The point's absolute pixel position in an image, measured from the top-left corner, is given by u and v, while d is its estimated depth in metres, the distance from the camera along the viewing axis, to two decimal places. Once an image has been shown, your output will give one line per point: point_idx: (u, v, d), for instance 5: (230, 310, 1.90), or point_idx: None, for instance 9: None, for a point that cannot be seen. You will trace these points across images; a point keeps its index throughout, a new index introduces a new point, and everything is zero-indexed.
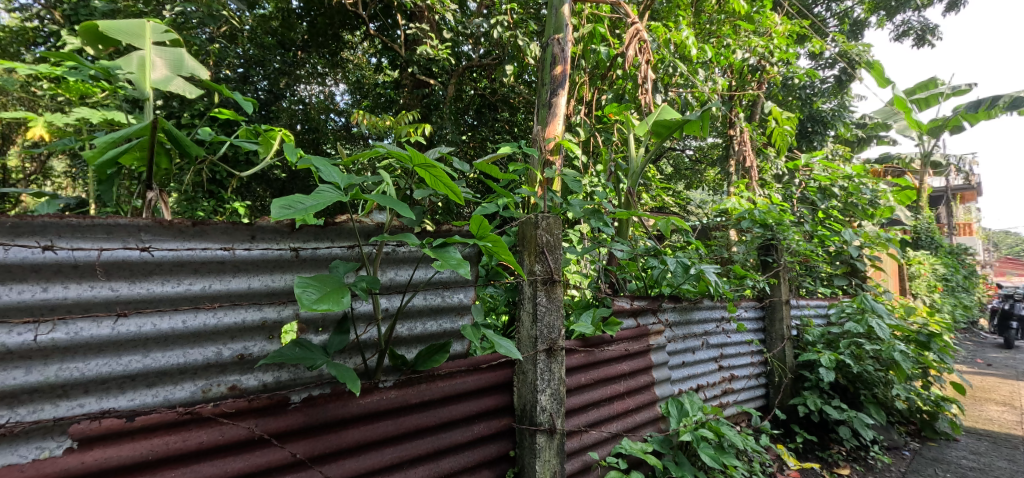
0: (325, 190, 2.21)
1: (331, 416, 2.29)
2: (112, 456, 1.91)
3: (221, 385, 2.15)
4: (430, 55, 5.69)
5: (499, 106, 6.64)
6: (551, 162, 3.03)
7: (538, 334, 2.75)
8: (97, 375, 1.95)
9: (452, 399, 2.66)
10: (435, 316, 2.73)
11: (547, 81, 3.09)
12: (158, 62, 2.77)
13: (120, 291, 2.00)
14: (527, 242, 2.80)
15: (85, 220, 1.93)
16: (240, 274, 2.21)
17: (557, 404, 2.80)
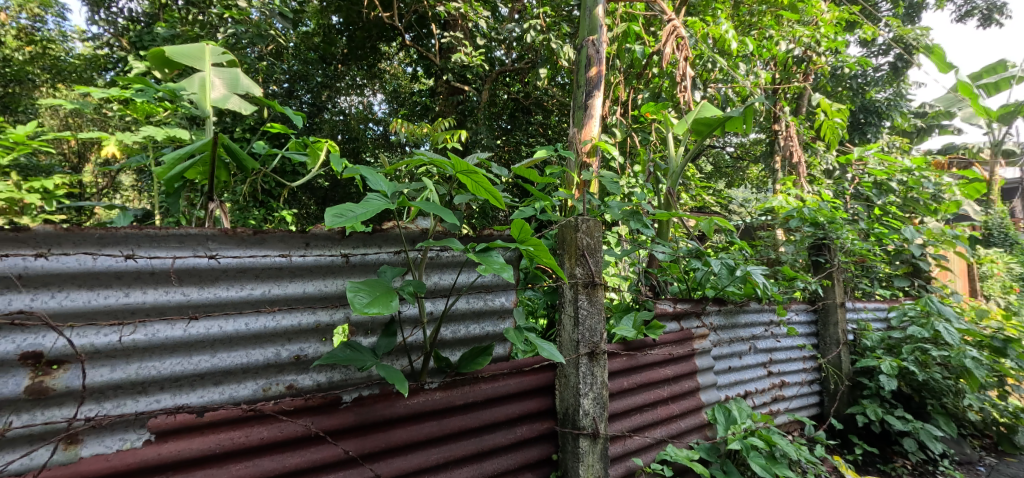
0: (373, 198, 2.23)
1: (380, 416, 2.36)
2: (184, 448, 2.05)
3: (279, 384, 2.26)
4: (464, 62, 5.69)
5: (533, 110, 6.58)
6: (588, 165, 2.98)
7: (580, 338, 2.69)
8: (171, 373, 2.09)
9: (495, 401, 2.65)
10: (478, 320, 2.71)
11: (581, 83, 3.03)
12: (217, 81, 2.89)
13: (191, 296, 2.14)
14: (567, 246, 2.75)
15: (161, 231, 2.07)
16: (295, 279, 2.31)
17: (600, 408, 2.73)
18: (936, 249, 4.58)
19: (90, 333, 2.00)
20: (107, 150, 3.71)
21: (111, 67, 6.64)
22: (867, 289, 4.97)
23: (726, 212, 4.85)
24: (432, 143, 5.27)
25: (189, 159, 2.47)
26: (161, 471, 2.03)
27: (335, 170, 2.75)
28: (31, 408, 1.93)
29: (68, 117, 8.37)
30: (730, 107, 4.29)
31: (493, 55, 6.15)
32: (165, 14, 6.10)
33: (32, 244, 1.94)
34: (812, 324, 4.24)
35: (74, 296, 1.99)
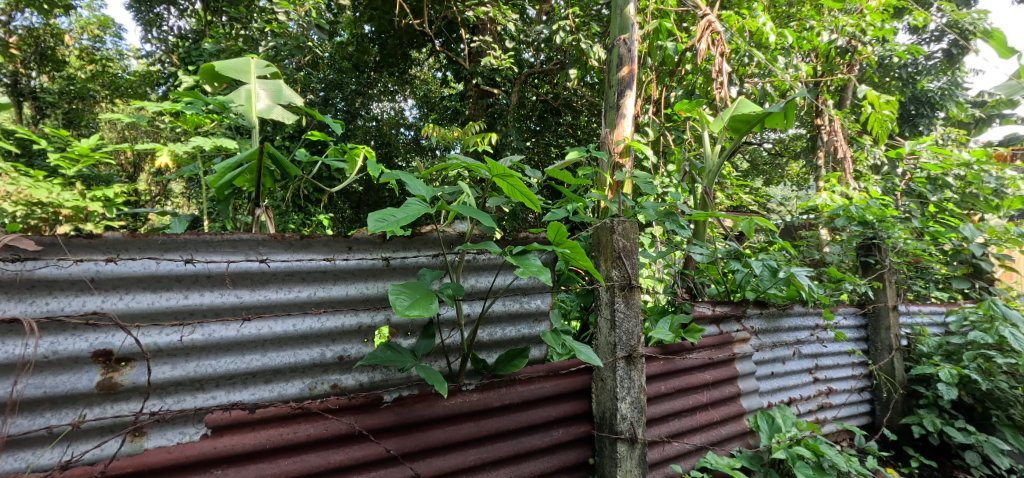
0: (413, 202, 2.24)
1: (419, 416, 2.38)
2: (238, 443, 2.12)
3: (324, 384, 2.32)
4: (494, 66, 5.67)
5: (563, 110, 6.49)
6: (621, 165, 2.91)
7: (617, 341, 2.62)
8: (226, 371, 2.18)
9: (532, 404, 2.61)
10: (514, 322, 2.68)
11: (614, 82, 2.96)
12: (262, 92, 3.02)
13: (244, 298, 2.21)
14: (603, 247, 2.68)
15: (216, 236, 2.16)
16: (339, 282, 2.37)
17: (638, 412, 2.65)
18: (999, 249, 4.31)
19: (154, 333, 2.09)
20: (160, 160, 3.87)
21: (162, 81, 6.92)
22: (921, 291, 4.75)
23: (766, 211, 4.70)
24: (462, 147, 5.26)
25: (240, 170, 2.57)
26: (216, 465, 2.10)
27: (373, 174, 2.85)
28: (101, 403, 2.03)
29: (122, 130, 8.75)
30: (770, 103, 4.18)
31: (521, 57, 6.10)
32: (210, 30, 6.33)
33: (103, 249, 2.05)
34: (861, 328, 4.08)
35: (139, 298, 2.09)
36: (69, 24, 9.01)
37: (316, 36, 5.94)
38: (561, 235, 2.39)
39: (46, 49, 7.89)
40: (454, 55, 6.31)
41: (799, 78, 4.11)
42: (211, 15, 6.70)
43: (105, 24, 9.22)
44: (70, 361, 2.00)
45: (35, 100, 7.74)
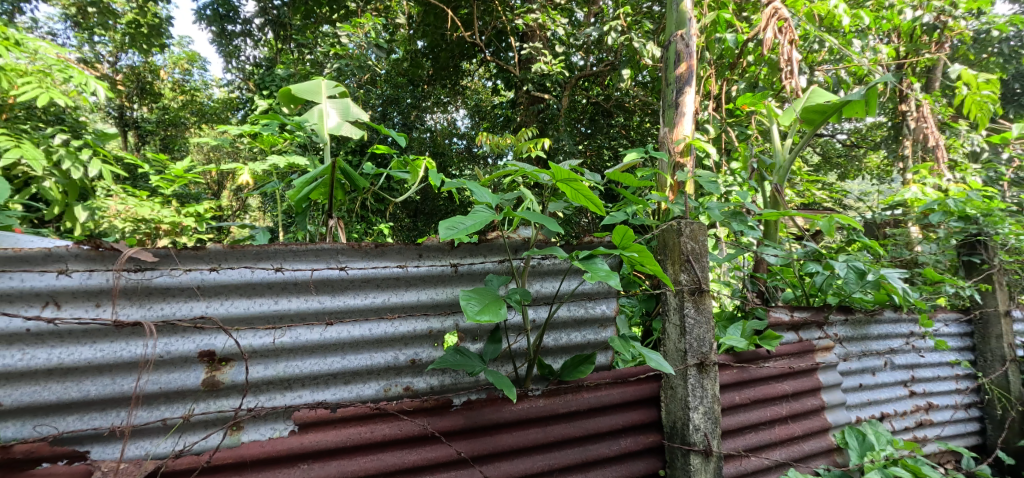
0: (479, 210, 2.21)
1: (487, 420, 2.35)
2: (321, 440, 2.16)
3: (398, 386, 2.33)
4: (545, 71, 5.60)
5: (615, 112, 6.32)
6: (682, 165, 2.78)
7: (687, 348, 2.47)
8: (311, 372, 2.23)
9: (599, 411, 2.52)
10: (579, 328, 2.58)
11: (671, 80, 2.84)
12: (332, 111, 3.05)
13: (326, 303, 2.26)
14: (670, 251, 2.54)
15: (301, 246, 2.21)
16: (411, 288, 2.37)
17: (712, 423, 2.49)
18: None
19: (250, 335, 2.16)
20: (241, 179, 4.07)
21: (241, 106, 7.32)
22: None
23: (841, 207, 4.42)
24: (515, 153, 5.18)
25: (315, 183, 2.61)
26: (303, 459, 2.15)
27: (435, 182, 2.95)
28: (206, 398, 2.12)
29: (208, 153, 9.34)
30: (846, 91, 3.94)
31: (572, 61, 5.99)
32: (282, 56, 6.67)
33: (207, 259, 2.13)
34: (967, 337, 3.77)
35: (236, 304, 2.16)
36: (164, 59, 9.74)
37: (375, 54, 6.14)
38: (626, 238, 2.27)
39: (146, 84, 8.61)
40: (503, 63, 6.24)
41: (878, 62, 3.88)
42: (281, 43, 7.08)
43: (193, 59, 9.80)
44: (181, 360, 2.09)
45: (138, 130, 8.52)
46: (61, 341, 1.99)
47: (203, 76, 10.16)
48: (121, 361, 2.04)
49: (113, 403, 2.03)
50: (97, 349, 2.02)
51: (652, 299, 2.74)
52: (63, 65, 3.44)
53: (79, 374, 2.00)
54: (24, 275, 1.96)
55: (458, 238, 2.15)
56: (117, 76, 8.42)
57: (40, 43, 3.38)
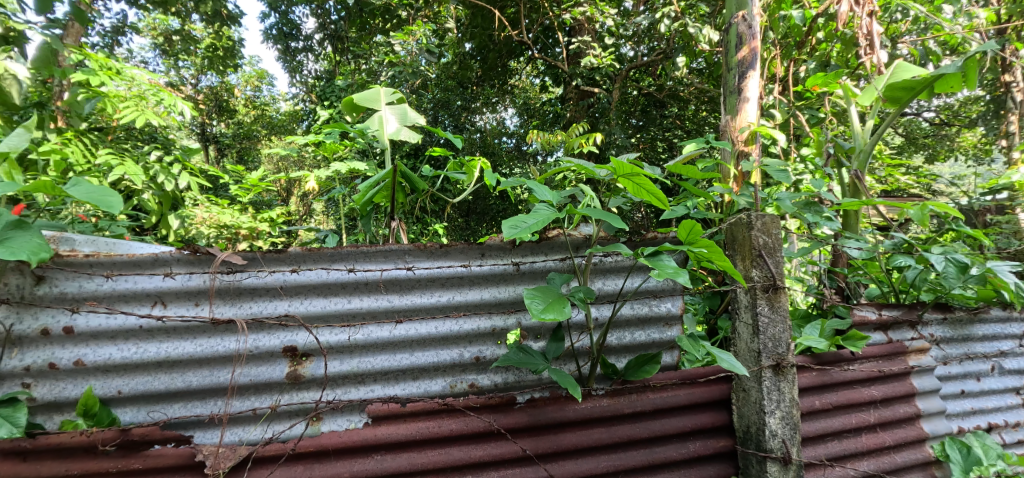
0: (541, 207, 2.14)
1: (551, 418, 2.29)
2: (393, 433, 2.19)
3: (463, 382, 2.33)
4: (596, 65, 5.43)
5: (668, 102, 6.09)
6: (746, 154, 2.61)
7: (761, 348, 2.30)
8: (383, 368, 2.26)
9: (665, 412, 2.39)
10: (643, 326, 2.45)
11: (732, 64, 2.68)
12: (391, 117, 3.05)
13: (395, 302, 2.28)
14: (741, 245, 2.36)
15: (371, 247, 2.24)
16: (475, 286, 2.36)
17: (790, 429, 2.31)
18: None
19: (327, 332, 2.22)
20: (308, 186, 4.25)
21: (305, 117, 7.61)
22: None
23: (930, 193, 4.10)
24: (566, 150, 5.09)
25: (378, 187, 2.63)
26: (377, 450, 2.18)
27: (490, 182, 2.94)
28: (290, 391, 2.20)
29: (278, 162, 9.72)
30: (933, 64, 3.65)
31: (621, 52, 5.80)
32: (342, 67, 6.89)
33: (288, 261, 2.18)
34: None
35: (313, 302, 2.22)
36: (236, 78, 9.98)
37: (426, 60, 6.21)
38: (693, 234, 2.14)
39: (223, 102, 9.25)
40: (552, 59, 6.09)
41: (974, 28, 3.55)
42: (340, 55, 7.32)
43: (262, 76, 10.03)
44: (267, 354, 2.18)
45: (217, 144, 9.45)
46: (167, 336, 2.11)
47: (272, 92, 10.34)
48: (217, 355, 2.15)
49: (212, 393, 2.15)
50: (198, 344, 2.13)
51: (716, 295, 2.60)
52: (155, 90, 3.64)
53: (182, 366, 2.13)
54: (135, 277, 2.08)
55: (521, 237, 2.10)
56: (199, 95, 9.06)
57: (135, 72, 3.59)
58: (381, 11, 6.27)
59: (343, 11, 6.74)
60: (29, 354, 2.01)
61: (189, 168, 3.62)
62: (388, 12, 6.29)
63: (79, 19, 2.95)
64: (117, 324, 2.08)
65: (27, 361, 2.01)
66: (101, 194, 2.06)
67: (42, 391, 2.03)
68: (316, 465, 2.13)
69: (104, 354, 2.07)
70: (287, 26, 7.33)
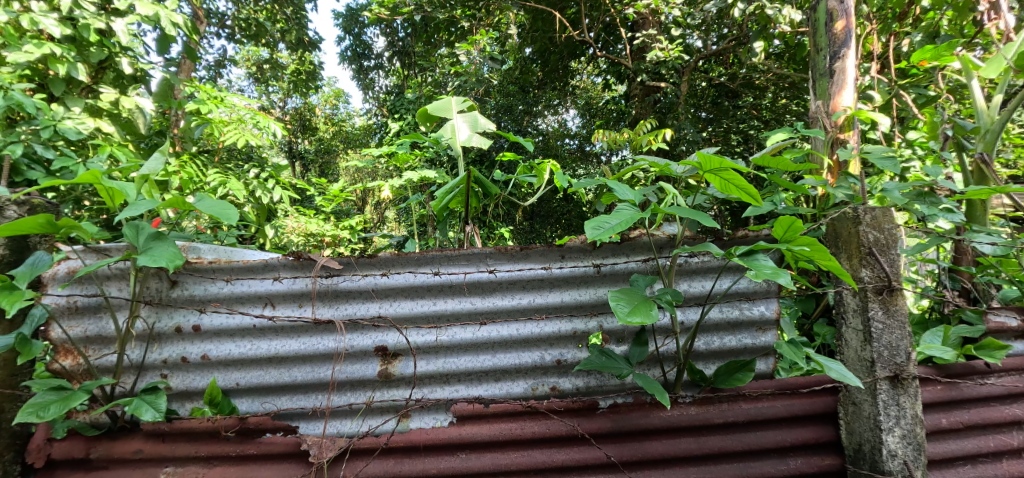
0: (623, 208, 2.05)
1: (635, 425, 2.19)
2: (476, 432, 2.19)
3: (545, 385, 2.28)
4: (662, 58, 5.12)
5: (743, 92, 5.73)
6: (844, 141, 2.41)
7: (876, 357, 2.07)
8: (466, 368, 2.28)
9: (761, 425, 2.19)
10: (733, 331, 2.26)
11: (823, 43, 2.46)
12: (463, 125, 3.00)
13: (477, 304, 2.29)
14: (847, 243, 2.13)
15: (455, 251, 2.26)
16: (555, 289, 2.30)
17: (913, 450, 2.07)
18: None
19: (415, 333, 2.27)
20: (383, 195, 4.36)
21: (377, 130, 7.80)
22: None
23: None
24: (634, 149, 4.89)
25: (453, 193, 2.56)
26: (461, 448, 2.20)
27: (562, 183, 2.83)
28: (382, 388, 2.28)
29: (355, 174, 10.05)
30: None
31: (689, 43, 5.51)
32: (412, 81, 7.08)
33: (379, 265, 2.27)
34: None
35: (402, 305, 2.28)
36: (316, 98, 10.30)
37: (490, 68, 5.93)
38: (791, 231, 1.95)
39: (307, 121, 9.84)
40: (616, 56, 5.85)
41: None
42: (408, 69, 7.50)
43: (339, 94, 9.90)
44: (361, 353, 2.27)
45: (303, 160, 9.98)
46: (276, 334, 2.27)
47: (348, 108, 10.48)
48: (318, 352, 2.27)
49: (314, 388, 2.28)
50: (301, 342, 2.27)
51: (811, 298, 2.37)
52: (251, 113, 3.94)
53: (289, 363, 2.27)
54: (249, 281, 2.26)
55: (604, 239, 2.02)
56: (286, 116, 9.65)
57: (235, 99, 3.87)
58: (445, 25, 6.16)
59: (410, 28, 6.96)
60: (167, 348, 2.25)
61: (281, 182, 3.96)
62: (451, 24, 6.19)
63: (189, 56, 3.40)
64: (236, 323, 2.26)
65: (165, 354, 2.25)
66: (219, 206, 2.14)
67: (177, 381, 2.26)
68: (407, 460, 2.19)
69: (226, 349, 2.26)
70: (360, 47, 8.08)
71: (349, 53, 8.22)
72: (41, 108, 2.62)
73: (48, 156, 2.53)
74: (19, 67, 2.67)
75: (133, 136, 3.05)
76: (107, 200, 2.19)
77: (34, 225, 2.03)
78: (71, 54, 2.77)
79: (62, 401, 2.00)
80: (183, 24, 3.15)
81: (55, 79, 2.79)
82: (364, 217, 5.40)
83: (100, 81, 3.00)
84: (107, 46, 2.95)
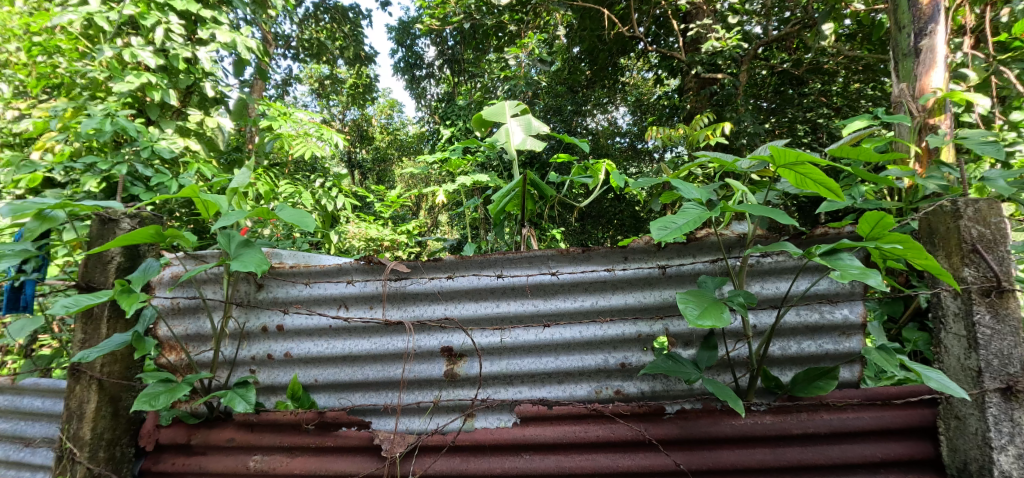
0: (689, 206, 1.97)
1: (704, 433, 2.07)
2: (540, 434, 2.13)
3: (609, 389, 2.19)
4: (719, 49, 4.90)
5: (809, 78, 5.40)
6: (935, 126, 2.23)
7: (984, 366, 1.88)
8: (530, 370, 2.22)
9: (846, 437, 2.02)
10: (813, 335, 2.10)
11: (906, 20, 2.34)
12: (517, 128, 2.94)
13: (539, 307, 2.22)
14: (944, 240, 1.95)
15: (517, 254, 2.21)
16: (618, 291, 2.20)
17: None
18: None
19: (478, 334, 2.24)
20: (438, 199, 4.38)
21: (429, 137, 7.89)
22: None
23: None
24: (691, 145, 4.70)
25: (509, 196, 2.52)
26: (525, 449, 2.14)
27: (618, 183, 2.73)
28: (447, 387, 2.25)
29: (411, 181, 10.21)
30: None
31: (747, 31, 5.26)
32: (463, 88, 7.11)
33: (444, 268, 2.25)
34: None
35: (466, 307, 2.25)
36: (372, 109, 10.52)
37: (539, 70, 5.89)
38: (879, 228, 1.82)
39: (364, 132, 10.07)
40: (669, 50, 5.66)
41: None
42: (459, 76, 7.54)
43: (394, 103, 10.27)
44: (427, 353, 2.26)
45: (362, 169, 10.23)
46: (350, 334, 2.31)
47: (402, 117, 10.65)
48: (388, 352, 2.28)
49: (385, 387, 2.30)
50: (372, 342, 2.30)
51: (899, 300, 2.19)
52: (315, 127, 4.04)
53: (362, 361, 2.30)
54: (325, 284, 2.31)
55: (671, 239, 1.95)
56: (345, 128, 9.92)
57: (300, 114, 4.00)
58: (492, 31, 6.13)
59: (460, 36, 7.00)
60: (255, 345, 2.34)
61: (343, 190, 4.04)
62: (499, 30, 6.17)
63: (263, 76, 3.64)
64: (314, 323, 2.31)
65: (254, 351, 2.34)
66: (301, 214, 2.15)
67: (264, 376, 2.34)
68: (472, 458, 2.15)
69: (306, 348, 2.32)
70: (411, 57, 8.18)
71: (403, 64, 8.38)
72: (140, 130, 2.96)
73: (146, 174, 2.92)
74: (124, 96, 3.04)
75: (216, 153, 3.42)
76: (203, 211, 2.24)
77: (145, 235, 2.10)
78: (164, 82, 3.10)
79: (169, 392, 2.09)
80: (256, 48, 3.43)
81: (150, 105, 3.12)
82: (422, 222, 5.47)
83: (187, 105, 3.32)
84: (194, 72, 3.22)
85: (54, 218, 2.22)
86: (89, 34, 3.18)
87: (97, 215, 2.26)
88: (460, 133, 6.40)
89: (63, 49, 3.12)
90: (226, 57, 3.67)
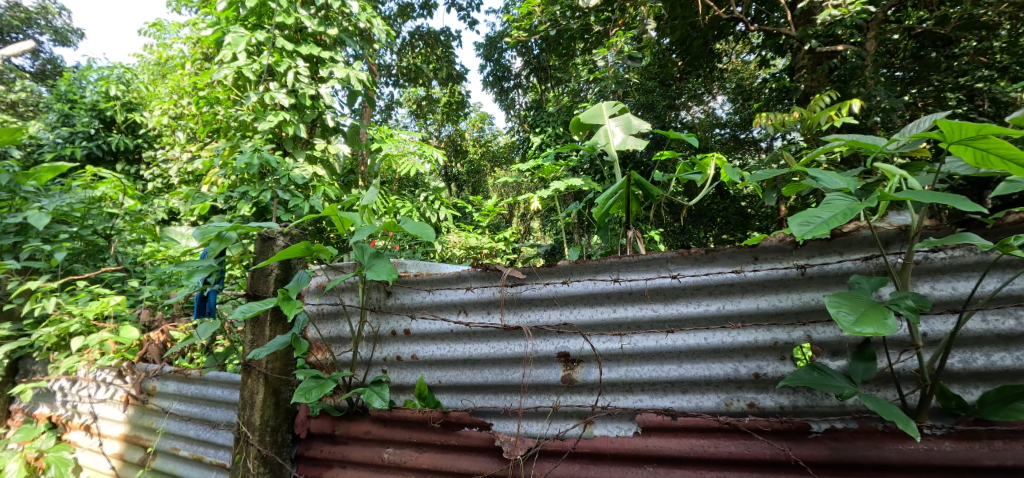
0: (835, 197, 1.70)
1: (862, 457, 1.76)
2: (665, 445, 1.92)
3: (740, 401, 1.93)
4: (839, 19, 4.34)
5: (959, 37, 4.65)
6: None
7: None
8: (652, 377, 2.02)
9: None
10: (1006, 346, 1.73)
11: None
12: (616, 128, 2.75)
13: (660, 312, 2.02)
14: None
15: (634, 257, 2.03)
16: (748, 294, 1.95)
17: None
18: None
19: (597, 341, 2.07)
20: (533, 205, 4.26)
21: (520, 147, 7.80)
22: None
23: None
24: (809, 128, 4.20)
25: (613, 198, 2.33)
26: (649, 461, 1.94)
27: (730, 178, 2.46)
28: (565, 393, 2.11)
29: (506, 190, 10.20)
30: None
31: None
32: (552, 94, 6.91)
33: (559, 273, 2.11)
34: None
35: (582, 312, 2.10)
36: (466, 123, 10.59)
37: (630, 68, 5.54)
38: None
39: (459, 145, 10.19)
40: (775, 30, 5.13)
41: None
42: (548, 83, 7.39)
43: (485, 116, 10.31)
44: (545, 359, 2.13)
45: (457, 182, 10.33)
46: (470, 339, 2.23)
47: (494, 129, 10.65)
48: (507, 356, 2.18)
49: (505, 390, 2.19)
50: (491, 346, 2.20)
51: None
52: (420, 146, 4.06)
53: (481, 364, 2.22)
54: (446, 291, 2.26)
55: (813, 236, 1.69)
56: (440, 143, 10.11)
57: (402, 135, 4.03)
58: (580, 33, 5.90)
59: (544, 43, 6.83)
60: (386, 348, 2.35)
61: (445, 201, 4.04)
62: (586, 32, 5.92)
63: (369, 100, 3.70)
64: (437, 328, 2.27)
65: (385, 353, 2.34)
66: (424, 225, 2.10)
67: (395, 376, 2.33)
68: (592, 467, 1.99)
69: (431, 350, 2.28)
70: (500, 69, 8.16)
71: (491, 78, 8.36)
72: (278, 161, 3.10)
73: (286, 198, 3.06)
74: (265, 132, 3.20)
75: (334, 177, 3.51)
76: (339, 227, 2.26)
77: (298, 251, 2.14)
78: (295, 117, 3.22)
79: (320, 387, 2.13)
80: (366, 79, 3.48)
81: (286, 138, 3.26)
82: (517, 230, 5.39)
83: (313, 136, 3.45)
84: (318, 106, 3.35)
85: (230, 239, 2.32)
86: (238, 84, 3.35)
87: (258, 233, 2.33)
88: (551, 140, 6.22)
89: (221, 99, 3.38)
90: (338, 90, 3.79)
